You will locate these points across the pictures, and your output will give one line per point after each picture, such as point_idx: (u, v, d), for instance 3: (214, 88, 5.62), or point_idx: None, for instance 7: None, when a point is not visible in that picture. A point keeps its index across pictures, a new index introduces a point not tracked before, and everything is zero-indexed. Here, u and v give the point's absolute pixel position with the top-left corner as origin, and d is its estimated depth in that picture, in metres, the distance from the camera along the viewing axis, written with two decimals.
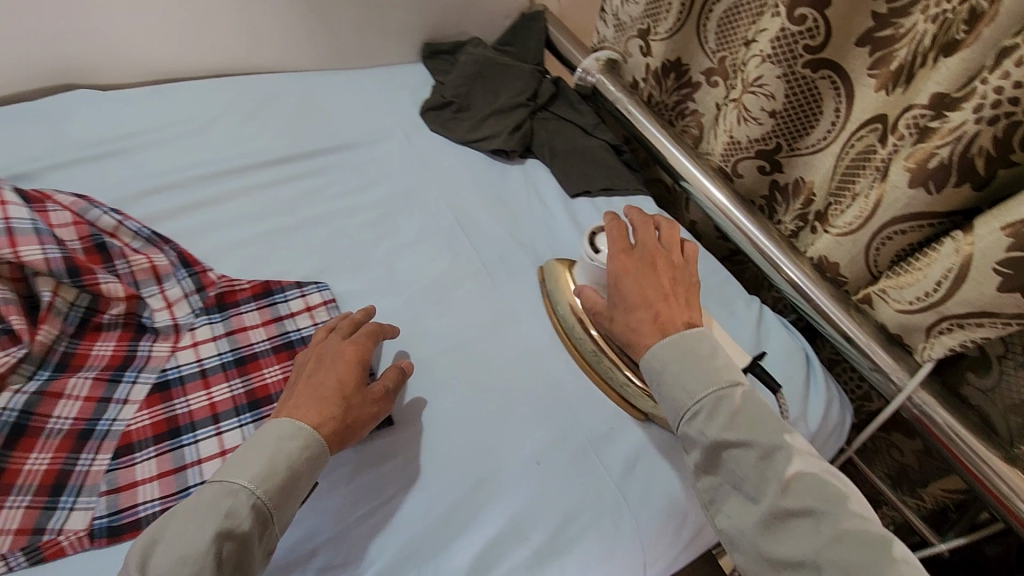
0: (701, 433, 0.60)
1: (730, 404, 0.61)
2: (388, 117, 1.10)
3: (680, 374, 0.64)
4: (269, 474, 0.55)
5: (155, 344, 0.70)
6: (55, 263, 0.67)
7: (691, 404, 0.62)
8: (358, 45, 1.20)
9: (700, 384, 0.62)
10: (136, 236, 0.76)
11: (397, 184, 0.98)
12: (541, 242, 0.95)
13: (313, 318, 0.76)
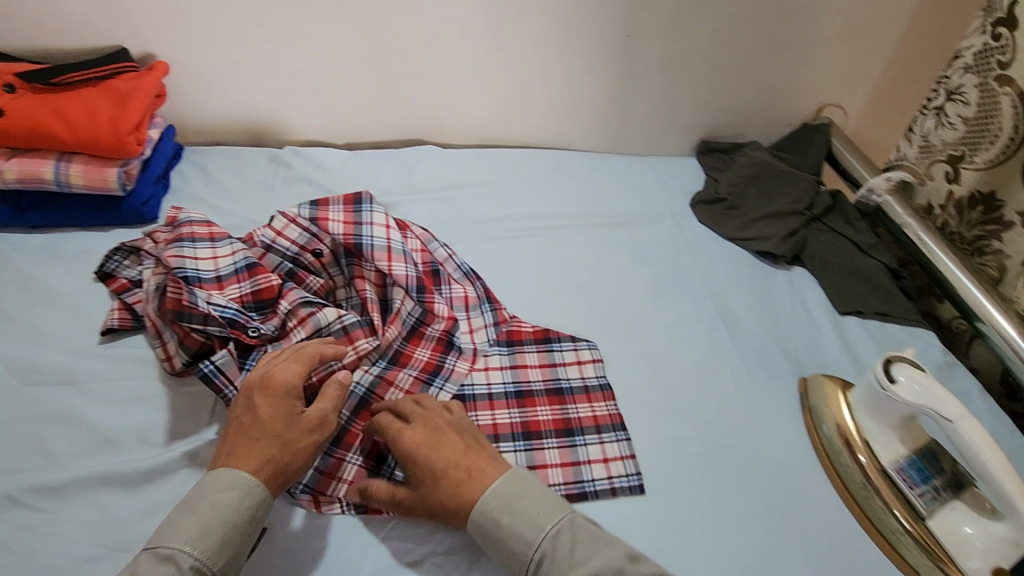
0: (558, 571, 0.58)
1: (521, 487, 0.64)
2: (661, 202, 1.18)
3: (516, 502, 0.62)
4: (206, 533, 0.56)
5: (457, 360, 0.83)
6: (409, 280, 0.84)
7: (532, 552, 0.59)
8: (643, 133, 1.28)
9: (550, 519, 0.61)
10: (457, 269, 0.93)
11: (665, 266, 1.04)
12: (805, 354, 0.92)
13: (581, 372, 0.84)
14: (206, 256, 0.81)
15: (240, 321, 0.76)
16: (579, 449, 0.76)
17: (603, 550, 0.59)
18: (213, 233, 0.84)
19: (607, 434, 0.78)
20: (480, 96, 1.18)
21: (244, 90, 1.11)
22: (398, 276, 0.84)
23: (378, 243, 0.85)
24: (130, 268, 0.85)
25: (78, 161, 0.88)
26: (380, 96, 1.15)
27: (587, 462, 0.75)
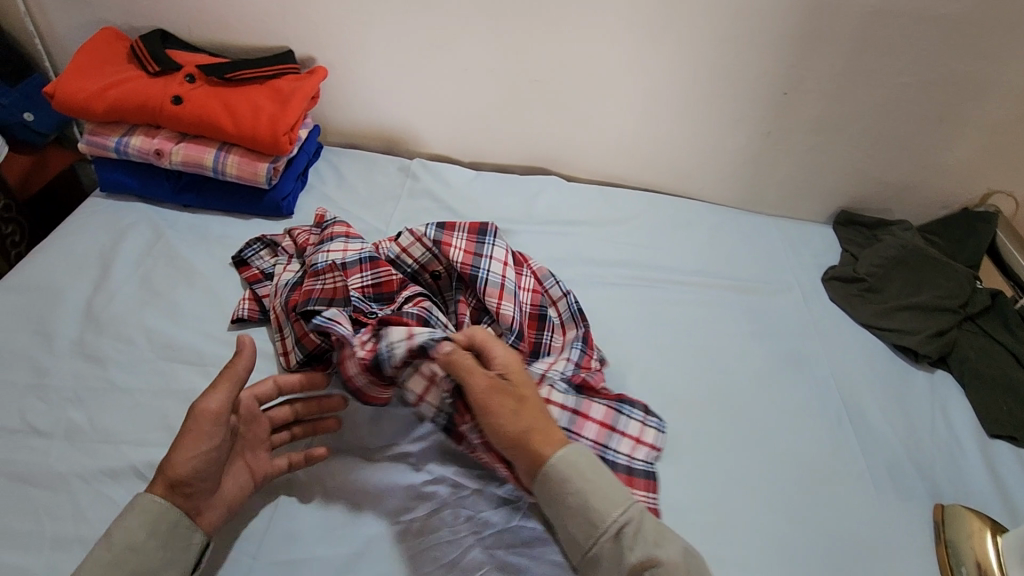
0: (629, 548, 0.59)
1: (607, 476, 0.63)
2: (790, 272, 1.10)
3: (584, 485, 0.61)
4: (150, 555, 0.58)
5: None
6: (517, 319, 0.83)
7: (609, 523, 0.60)
8: (778, 193, 1.21)
9: (609, 503, 0.61)
10: (566, 307, 0.89)
11: (788, 346, 0.96)
12: (944, 476, 0.82)
13: (632, 450, 0.78)
14: (338, 248, 0.84)
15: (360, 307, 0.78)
16: None
17: (669, 541, 0.60)
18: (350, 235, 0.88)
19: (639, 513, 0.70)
20: (613, 133, 1.14)
21: (386, 100, 1.15)
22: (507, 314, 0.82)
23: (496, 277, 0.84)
24: (263, 259, 0.89)
25: (235, 153, 0.93)
26: (513, 121, 1.15)
27: None
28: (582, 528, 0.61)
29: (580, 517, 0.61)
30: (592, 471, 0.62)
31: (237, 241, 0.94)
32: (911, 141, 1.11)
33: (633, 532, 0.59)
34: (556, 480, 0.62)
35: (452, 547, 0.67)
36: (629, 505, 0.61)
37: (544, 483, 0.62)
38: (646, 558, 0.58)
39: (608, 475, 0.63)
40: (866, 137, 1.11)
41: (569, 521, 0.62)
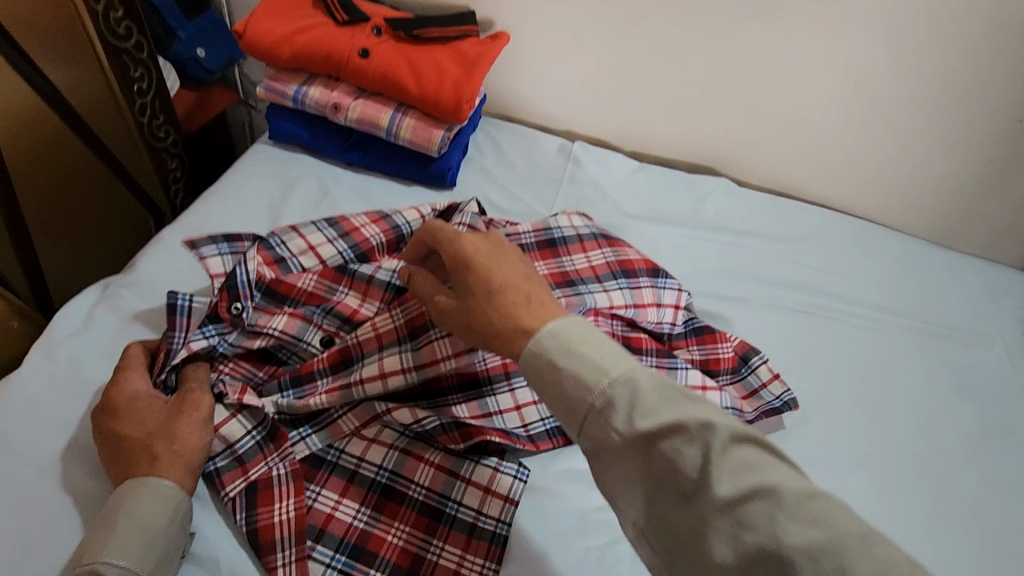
0: (610, 429, 0.47)
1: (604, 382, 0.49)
2: (992, 323, 0.96)
3: (572, 358, 0.50)
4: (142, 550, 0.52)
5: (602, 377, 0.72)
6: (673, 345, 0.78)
7: (594, 398, 0.48)
8: (981, 230, 1.06)
9: (599, 369, 0.49)
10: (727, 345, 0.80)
11: (994, 411, 0.84)
12: None
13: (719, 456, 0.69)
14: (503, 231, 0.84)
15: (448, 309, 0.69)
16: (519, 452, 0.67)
17: (688, 405, 0.47)
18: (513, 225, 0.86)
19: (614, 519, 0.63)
20: (800, 140, 1.04)
21: (556, 75, 1.08)
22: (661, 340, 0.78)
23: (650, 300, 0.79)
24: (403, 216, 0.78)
25: (411, 116, 0.88)
26: (690, 114, 1.06)
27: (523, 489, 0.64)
28: (652, 400, 0.47)
29: (564, 405, 0.50)
30: (581, 343, 0.51)
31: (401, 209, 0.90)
32: None
33: (639, 399, 0.47)
34: (544, 353, 0.51)
35: None
36: (620, 371, 0.49)
37: (531, 362, 0.52)
38: (638, 438, 0.46)
39: (612, 346, 0.51)
40: None
41: (555, 406, 0.51)
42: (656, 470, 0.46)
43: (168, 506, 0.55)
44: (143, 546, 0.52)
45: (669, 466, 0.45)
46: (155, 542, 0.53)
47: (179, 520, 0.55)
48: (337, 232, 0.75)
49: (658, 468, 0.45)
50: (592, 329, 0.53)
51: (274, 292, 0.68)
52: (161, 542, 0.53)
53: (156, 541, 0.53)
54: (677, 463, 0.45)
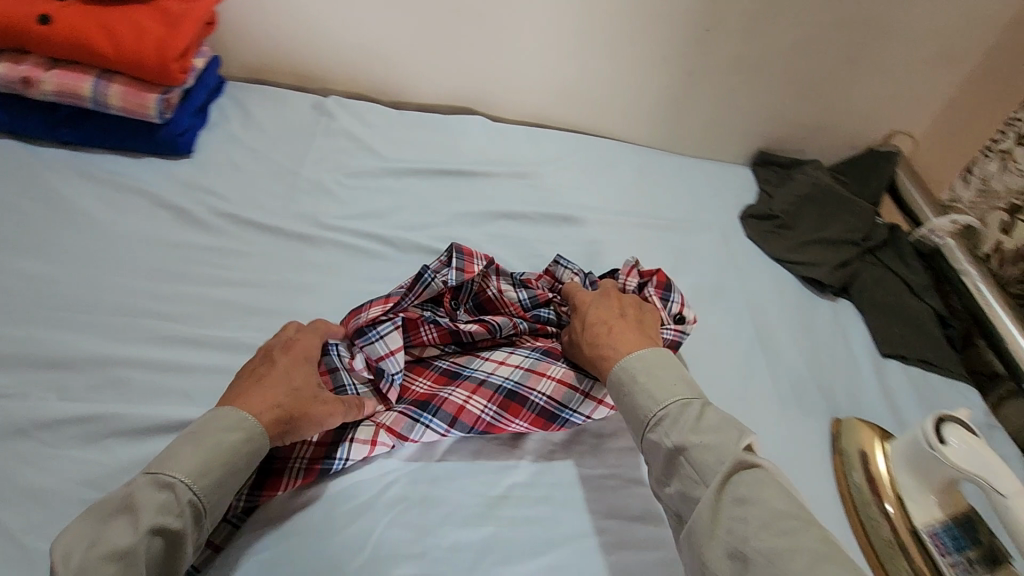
0: (665, 435, 0.60)
1: (695, 411, 0.61)
2: (711, 211, 1.13)
3: (640, 392, 0.63)
4: (204, 470, 0.54)
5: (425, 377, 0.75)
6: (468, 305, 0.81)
7: (656, 409, 0.62)
8: (701, 137, 1.23)
9: (657, 396, 0.62)
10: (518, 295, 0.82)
11: (707, 280, 1.00)
12: (841, 394, 0.88)
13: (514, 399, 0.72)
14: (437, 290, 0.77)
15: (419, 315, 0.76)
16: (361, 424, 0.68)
17: (730, 432, 0.58)
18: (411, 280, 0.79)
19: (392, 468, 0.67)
20: (535, 72, 1.12)
21: (295, 31, 1.07)
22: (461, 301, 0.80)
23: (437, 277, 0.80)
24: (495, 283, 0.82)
25: (118, 83, 0.84)
26: (433, 56, 1.10)
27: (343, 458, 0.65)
28: (714, 431, 0.58)
29: (629, 416, 0.64)
30: (645, 372, 0.65)
31: (130, 183, 0.86)
32: (822, 80, 1.14)
33: (692, 425, 0.59)
34: (621, 378, 0.65)
35: (368, 486, 0.65)
36: (675, 399, 0.62)
37: (617, 380, 0.66)
38: (677, 449, 0.58)
39: (671, 373, 0.65)
40: (781, 75, 1.13)
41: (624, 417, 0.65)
42: (681, 471, 0.58)
43: (249, 440, 0.57)
44: (205, 468, 0.54)
45: (653, 437, 0.61)
46: (222, 470, 0.55)
47: (254, 462, 0.57)
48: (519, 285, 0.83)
49: (651, 439, 0.61)
50: (674, 367, 0.66)
51: (484, 306, 0.82)
52: (227, 474, 0.55)
53: (225, 454, 0.55)
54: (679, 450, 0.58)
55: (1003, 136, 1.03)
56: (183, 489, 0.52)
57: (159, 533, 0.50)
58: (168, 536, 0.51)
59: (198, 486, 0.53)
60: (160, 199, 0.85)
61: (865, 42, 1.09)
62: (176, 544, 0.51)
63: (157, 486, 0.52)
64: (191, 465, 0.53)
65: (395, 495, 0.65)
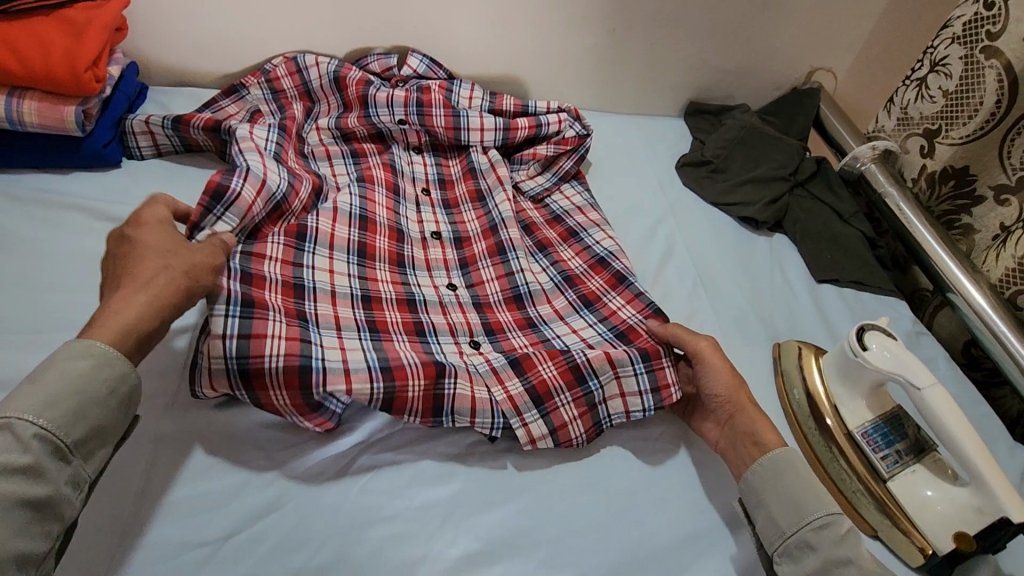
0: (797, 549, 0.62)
1: (838, 528, 0.62)
2: (649, 165, 1.17)
3: (782, 487, 0.66)
4: (55, 401, 0.53)
5: (415, 245, 0.89)
6: (540, 297, 0.86)
7: (786, 536, 0.63)
8: (634, 95, 1.26)
9: (816, 501, 0.64)
10: (572, 308, 0.85)
11: (649, 229, 1.03)
12: (781, 322, 0.94)
13: (490, 362, 0.75)
14: (429, 216, 0.95)
15: (459, 234, 0.94)
16: (386, 221, 0.88)
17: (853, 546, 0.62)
18: (464, 217, 0.97)
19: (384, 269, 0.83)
20: (463, 45, 1.13)
21: (209, 32, 1.04)
22: (552, 315, 0.84)
23: (431, 219, 0.95)
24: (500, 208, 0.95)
25: (30, 98, 0.82)
26: (357, 40, 1.09)
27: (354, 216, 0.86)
28: (811, 502, 0.64)
29: (786, 509, 0.64)
30: (807, 470, 0.67)
31: (60, 198, 0.84)
32: (741, 27, 1.18)
33: (842, 532, 0.62)
34: (769, 474, 0.67)
35: (337, 461, 0.67)
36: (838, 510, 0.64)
37: (752, 483, 0.67)
38: (807, 539, 0.62)
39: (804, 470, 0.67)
40: (701, 27, 1.17)
41: (774, 508, 0.65)
42: (817, 561, 0.61)
43: (99, 367, 0.55)
44: (51, 401, 0.53)
45: (798, 533, 0.63)
46: (78, 404, 0.54)
47: (115, 390, 0.56)
48: (549, 264, 0.91)
49: (797, 535, 0.63)
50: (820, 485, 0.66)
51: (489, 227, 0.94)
52: (94, 408, 0.55)
53: (83, 405, 0.54)
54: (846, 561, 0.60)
55: (918, 65, 1.10)
56: (29, 427, 0.51)
57: (18, 473, 0.49)
58: (41, 506, 0.50)
59: (45, 420, 0.52)
60: (94, 210, 0.84)
61: None
62: (42, 476, 0.50)
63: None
64: (42, 394, 0.52)
65: (368, 464, 0.67)
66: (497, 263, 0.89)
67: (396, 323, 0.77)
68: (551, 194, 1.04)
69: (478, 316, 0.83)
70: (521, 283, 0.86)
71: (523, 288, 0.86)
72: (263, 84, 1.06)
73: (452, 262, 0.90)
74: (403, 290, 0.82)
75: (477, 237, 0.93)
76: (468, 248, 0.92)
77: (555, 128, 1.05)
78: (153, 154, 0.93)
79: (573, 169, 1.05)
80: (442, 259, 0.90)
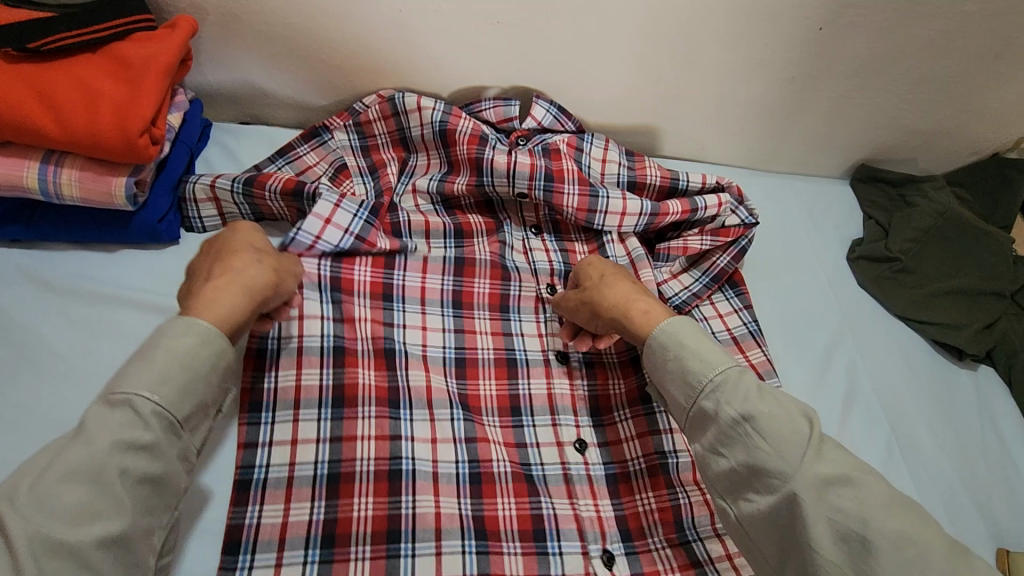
0: (717, 403, 0.56)
1: (749, 378, 0.57)
2: (813, 252, 0.93)
3: (671, 360, 0.60)
4: None
5: (532, 380, 0.72)
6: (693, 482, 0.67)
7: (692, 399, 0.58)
8: (795, 152, 1.01)
9: (708, 364, 0.58)
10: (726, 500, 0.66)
11: (823, 348, 0.82)
12: (1003, 507, 0.72)
13: None
14: (533, 332, 0.75)
15: (594, 366, 0.74)
16: (484, 345, 0.73)
17: (780, 410, 0.54)
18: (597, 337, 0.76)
19: (487, 415, 0.69)
20: (601, 88, 0.89)
21: (289, 59, 0.82)
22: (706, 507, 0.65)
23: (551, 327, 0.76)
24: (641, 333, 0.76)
25: (70, 166, 0.63)
26: (467, 74, 0.86)
27: (449, 351, 0.72)
28: (701, 354, 0.59)
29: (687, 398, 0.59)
30: (694, 339, 0.60)
31: (104, 289, 0.67)
32: (956, 83, 0.92)
33: (730, 389, 0.56)
34: (658, 349, 0.61)
35: None
36: (731, 367, 0.58)
37: (657, 351, 0.61)
38: (738, 416, 0.54)
39: (748, 392, 0.55)
40: (907, 80, 0.91)
41: (671, 383, 0.60)
42: (726, 441, 0.55)
43: None
44: (163, 377, 0.51)
45: (696, 404, 0.57)
46: None
47: None
48: None
49: (718, 421, 0.56)
50: (701, 333, 0.61)
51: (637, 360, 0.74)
52: (197, 381, 0.52)
53: None
54: (739, 419, 0.54)
55: None
56: None
57: None
58: (157, 481, 0.49)
59: None
60: (145, 310, 0.66)
61: (1019, 34, 0.86)
62: None
63: (111, 406, 0.49)
64: None
65: None
66: (638, 415, 0.71)
67: (507, 518, 0.63)
68: (700, 303, 0.81)
69: (599, 452, 0.70)
70: (668, 448, 0.68)
71: (671, 457, 0.67)
72: (350, 128, 0.85)
73: (581, 402, 0.72)
74: (517, 459, 0.67)
75: (614, 372, 0.74)
76: (602, 384, 0.73)
77: (714, 213, 0.82)
78: (217, 226, 0.74)
79: (730, 269, 0.82)
80: (567, 396, 0.72)
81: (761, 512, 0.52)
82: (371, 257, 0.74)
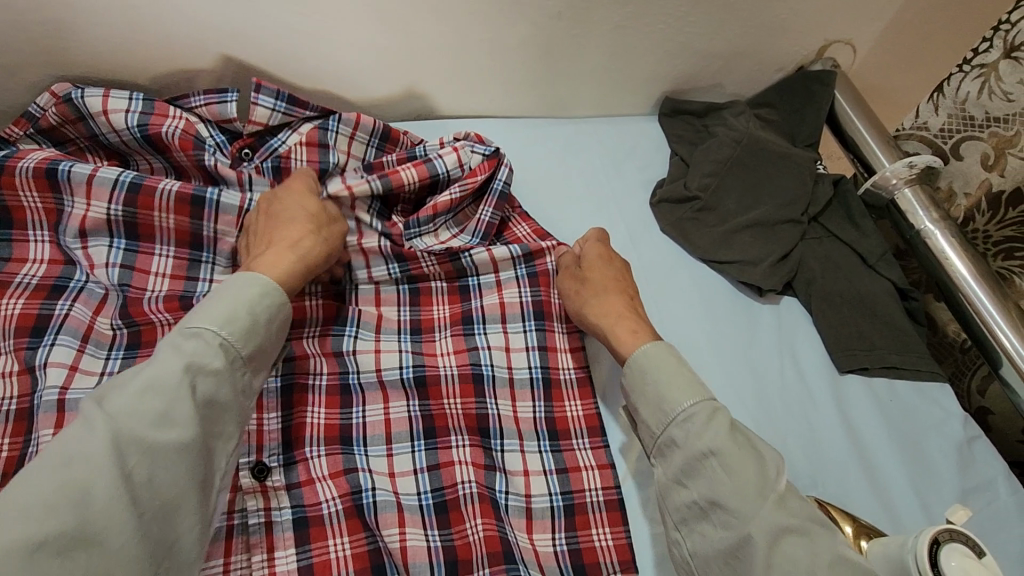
0: (684, 434, 0.55)
1: (725, 416, 0.55)
2: (611, 201, 0.87)
3: (650, 387, 0.58)
4: None
5: None
6: (408, 501, 0.59)
7: (661, 429, 0.56)
8: (591, 93, 0.93)
9: (682, 393, 0.56)
10: (427, 536, 0.58)
11: None
12: (797, 450, 0.70)
13: None
14: None
15: (297, 385, 0.62)
16: None
17: (752, 462, 0.52)
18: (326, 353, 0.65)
19: None
20: (345, 48, 0.77)
21: None
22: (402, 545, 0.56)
23: None
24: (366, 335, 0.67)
25: None
26: (174, 53, 0.72)
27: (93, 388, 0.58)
28: (688, 384, 0.57)
29: (654, 407, 0.57)
30: (673, 369, 0.58)
31: None
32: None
33: (705, 421, 0.54)
34: (638, 368, 0.59)
35: None
36: (707, 401, 0.56)
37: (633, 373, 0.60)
38: (702, 451, 0.53)
39: (717, 429, 0.54)
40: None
41: (642, 406, 0.58)
42: (682, 461, 0.54)
43: None
44: (232, 318, 0.52)
45: (666, 433, 0.56)
46: None
47: None
48: (431, 456, 0.62)
49: (666, 435, 0.56)
50: (677, 361, 0.59)
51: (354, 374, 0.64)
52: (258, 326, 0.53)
53: None
54: (709, 454, 0.53)
55: (985, 44, 0.81)
56: None
57: None
58: (181, 451, 0.47)
59: None
60: None
61: None
62: None
63: (186, 335, 0.50)
64: None
65: None
66: (334, 452, 0.60)
67: None
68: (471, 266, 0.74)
69: (288, 493, 0.57)
70: (366, 486, 0.59)
71: (367, 496, 0.58)
72: (34, 136, 0.70)
73: (274, 438, 0.59)
74: None
75: (317, 399, 0.62)
76: (301, 413, 0.61)
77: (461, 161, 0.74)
78: None
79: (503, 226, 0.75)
80: (266, 428, 0.59)
81: (692, 506, 0.53)
82: (25, 291, 0.61)
